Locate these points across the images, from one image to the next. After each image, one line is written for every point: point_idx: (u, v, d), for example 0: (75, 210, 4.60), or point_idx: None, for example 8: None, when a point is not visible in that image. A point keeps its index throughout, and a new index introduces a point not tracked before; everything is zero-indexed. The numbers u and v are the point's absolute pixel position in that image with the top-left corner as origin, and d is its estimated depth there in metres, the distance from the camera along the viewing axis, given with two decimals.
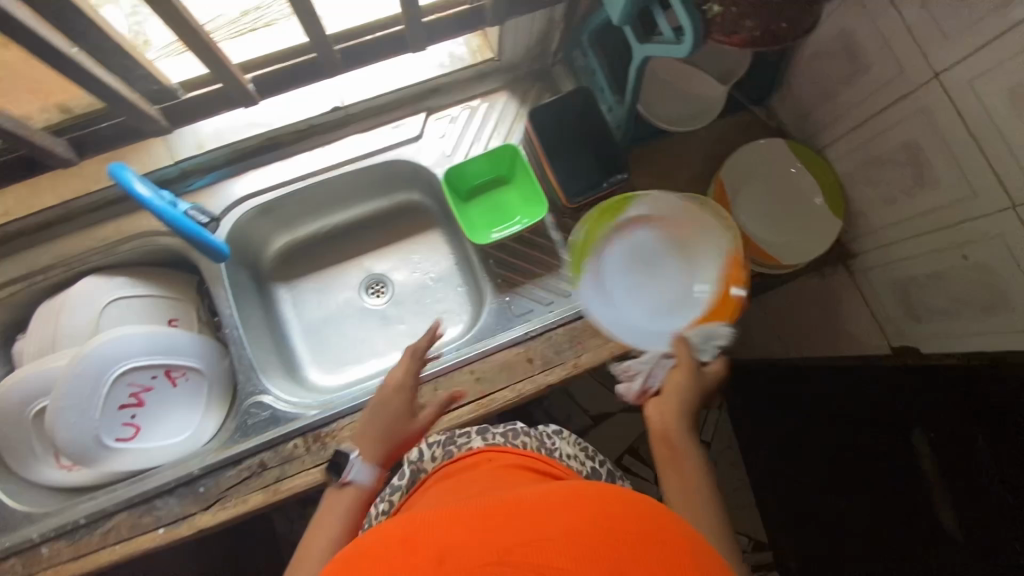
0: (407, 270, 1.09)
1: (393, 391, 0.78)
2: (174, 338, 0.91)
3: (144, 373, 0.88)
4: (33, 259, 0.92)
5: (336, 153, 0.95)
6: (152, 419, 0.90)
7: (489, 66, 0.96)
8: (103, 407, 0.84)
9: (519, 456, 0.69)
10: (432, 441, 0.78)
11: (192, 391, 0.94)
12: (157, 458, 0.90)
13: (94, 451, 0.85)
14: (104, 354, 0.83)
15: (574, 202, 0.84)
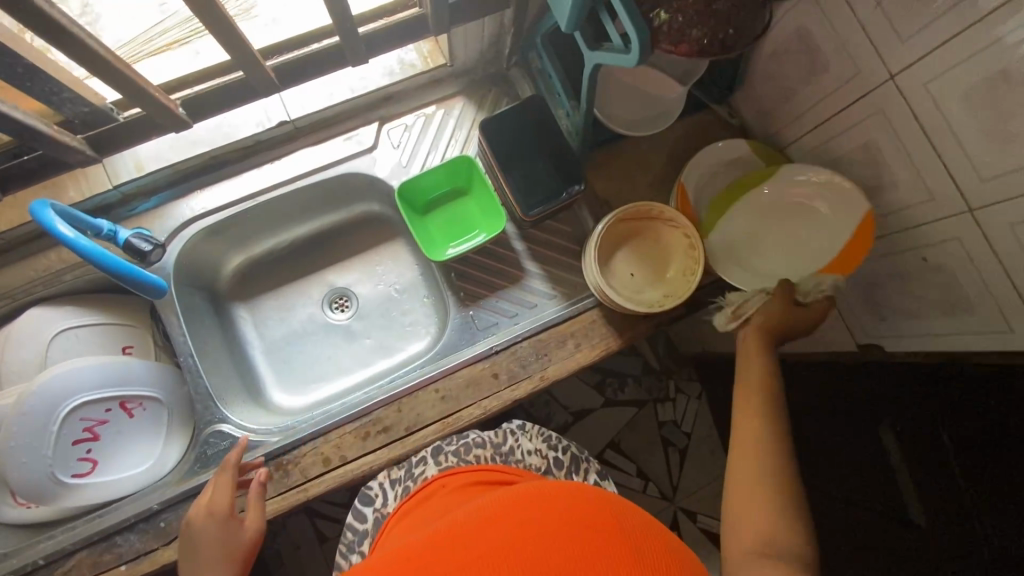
0: (370, 282, 1.07)
1: (205, 520, 0.69)
2: (127, 367, 0.88)
3: (97, 406, 0.85)
4: None
5: (286, 168, 0.91)
6: (110, 452, 0.87)
7: (442, 72, 0.92)
8: (55, 445, 0.81)
9: (473, 471, 0.73)
10: (392, 481, 0.79)
11: (151, 418, 0.91)
12: (118, 491, 0.88)
13: (49, 489, 0.82)
14: (52, 392, 0.79)
15: (531, 215, 0.81)
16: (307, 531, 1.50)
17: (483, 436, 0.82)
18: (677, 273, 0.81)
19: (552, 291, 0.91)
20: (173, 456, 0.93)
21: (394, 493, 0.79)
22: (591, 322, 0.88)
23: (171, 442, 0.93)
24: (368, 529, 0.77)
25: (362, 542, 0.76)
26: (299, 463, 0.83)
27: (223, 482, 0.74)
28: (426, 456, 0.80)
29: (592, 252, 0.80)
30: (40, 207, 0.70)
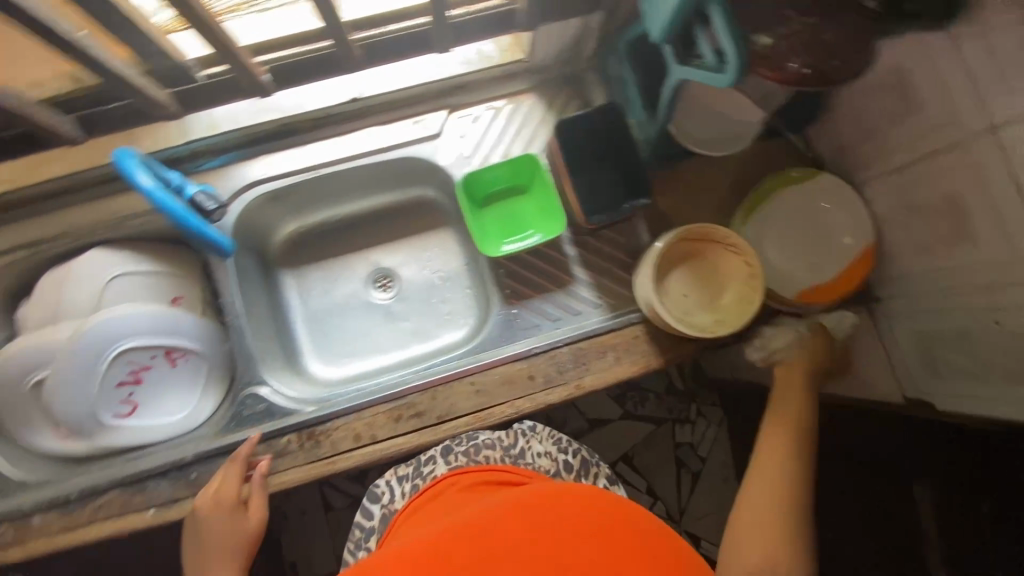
0: (414, 267, 1.07)
1: (212, 511, 0.76)
2: (175, 318, 0.90)
3: (143, 352, 0.87)
4: (40, 229, 0.90)
5: (350, 144, 0.91)
6: (149, 397, 0.90)
7: (518, 67, 0.92)
8: (101, 383, 0.84)
9: (475, 472, 0.74)
10: (401, 479, 0.82)
11: (191, 370, 0.93)
12: (154, 435, 0.90)
13: (93, 425, 0.85)
14: (104, 331, 0.83)
15: (591, 224, 0.77)
16: (315, 498, 1.55)
17: (492, 436, 0.83)
18: (733, 300, 0.79)
19: (597, 300, 0.91)
20: (206, 410, 0.95)
21: (402, 490, 0.81)
22: (633, 337, 0.88)
23: (206, 397, 0.95)
24: (375, 525, 0.80)
25: (370, 536, 0.79)
26: (330, 435, 0.84)
27: (233, 471, 0.80)
28: (434, 455, 0.82)
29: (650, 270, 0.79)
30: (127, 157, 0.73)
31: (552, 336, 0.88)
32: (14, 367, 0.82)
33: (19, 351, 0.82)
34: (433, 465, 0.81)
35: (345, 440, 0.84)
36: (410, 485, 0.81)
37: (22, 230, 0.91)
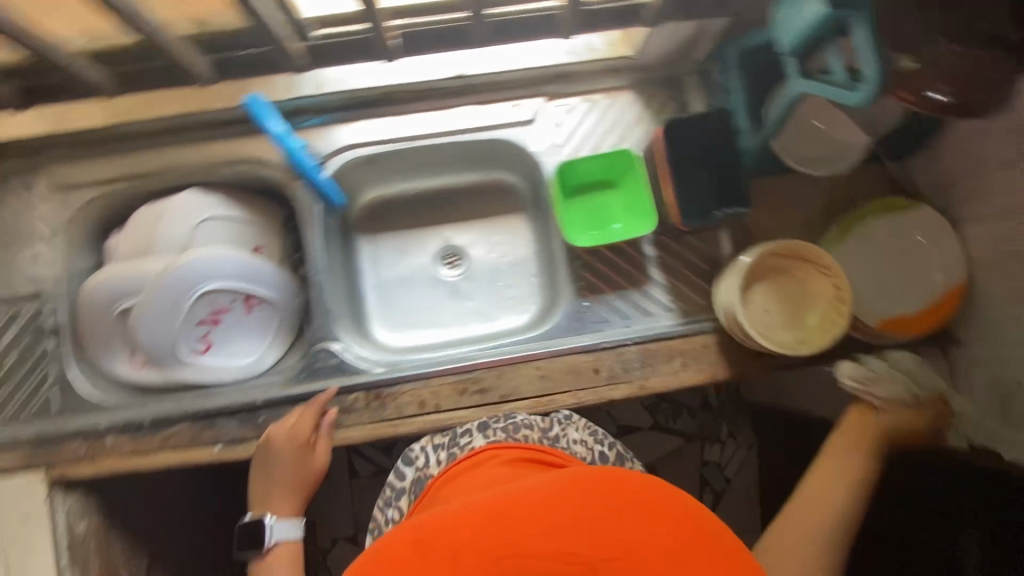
0: (484, 248, 1.08)
1: (285, 446, 0.81)
2: (258, 266, 0.92)
3: (226, 295, 0.90)
4: (139, 163, 0.91)
5: (446, 120, 0.93)
6: (223, 339, 0.92)
7: (621, 64, 0.92)
8: (184, 319, 0.87)
9: (517, 449, 0.72)
10: (436, 447, 0.81)
11: (264, 319, 0.96)
12: (224, 376, 0.93)
13: (170, 358, 0.88)
14: (194, 269, 0.85)
15: (685, 226, 0.78)
16: (342, 463, 1.59)
17: (530, 419, 0.82)
18: (816, 321, 0.79)
19: (670, 304, 0.91)
20: (271, 359, 0.97)
21: (435, 457, 0.80)
22: (702, 345, 0.88)
23: (274, 347, 0.98)
24: (407, 487, 0.79)
25: (400, 497, 0.78)
26: (396, 398, 0.86)
27: (306, 413, 0.84)
28: (470, 429, 0.81)
29: (738, 281, 0.79)
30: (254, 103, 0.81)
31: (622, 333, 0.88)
32: (105, 292, 0.85)
33: (111, 277, 0.85)
34: (470, 437, 0.79)
35: (409, 406, 0.85)
36: (444, 454, 0.80)
37: (118, 162, 0.91)
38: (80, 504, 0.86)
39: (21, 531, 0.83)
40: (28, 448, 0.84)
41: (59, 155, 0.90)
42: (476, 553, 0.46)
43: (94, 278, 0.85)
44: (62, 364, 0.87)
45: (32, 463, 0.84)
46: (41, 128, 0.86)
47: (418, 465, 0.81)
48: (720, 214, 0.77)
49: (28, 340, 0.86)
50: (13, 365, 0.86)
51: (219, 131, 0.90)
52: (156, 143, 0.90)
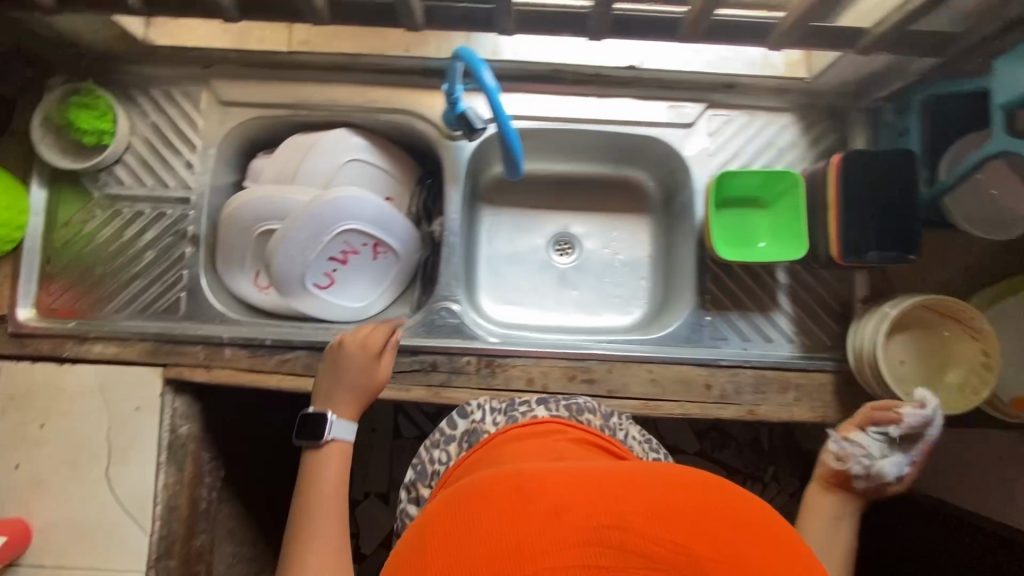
0: (600, 242, 1.07)
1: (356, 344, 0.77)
2: (393, 216, 0.93)
3: (359, 238, 0.92)
4: (300, 92, 0.91)
5: (606, 108, 0.92)
6: (345, 279, 0.94)
7: (793, 85, 0.90)
8: (319, 252, 0.89)
9: (581, 431, 0.69)
10: (495, 408, 0.80)
11: (384, 268, 0.97)
12: (337, 313, 0.95)
13: (297, 287, 0.90)
14: (339, 207, 0.87)
15: (845, 259, 0.77)
16: (387, 421, 1.60)
17: (592, 404, 0.80)
18: (954, 383, 0.78)
19: (793, 335, 0.90)
20: (379, 306, 1.00)
21: (492, 418, 0.78)
22: (819, 383, 0.87)
23: (385, 295, 1.00)
24: (457, 435, 0.77)
25: (449, 443, 0.77)
26: (507, 369, 0.87)
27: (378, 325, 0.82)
28: (532, 401, 0.79)
29: (882, 325, 0.78)
30: (471, 56, 0.68)
31: (741, 353, 0.87)
32: (252, 212, 0.87)
33: (260, 197, 0.87)
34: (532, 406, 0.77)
35: (519, 380, 0.86)
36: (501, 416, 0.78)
37: (280, 87, 0.91)
38: (186, 407, 0.89)
39: (133, 420, 0.86)
40: (149, 344, 0.87)
41: (227, 70, 0.91)
42: (580, 512, 0.41)
43: (241, 195, 0.87)
44: (195, 271, 0.90)
45: (153, 359, 0.87)
46: (222, 41, 0.88)
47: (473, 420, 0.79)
48: (876, 257, 0.76)
49: (168, 241, 0.90)
50: (152, 262, 0.90)
51: (384, 77, 0.91)
52: (322, 77, 0.91)
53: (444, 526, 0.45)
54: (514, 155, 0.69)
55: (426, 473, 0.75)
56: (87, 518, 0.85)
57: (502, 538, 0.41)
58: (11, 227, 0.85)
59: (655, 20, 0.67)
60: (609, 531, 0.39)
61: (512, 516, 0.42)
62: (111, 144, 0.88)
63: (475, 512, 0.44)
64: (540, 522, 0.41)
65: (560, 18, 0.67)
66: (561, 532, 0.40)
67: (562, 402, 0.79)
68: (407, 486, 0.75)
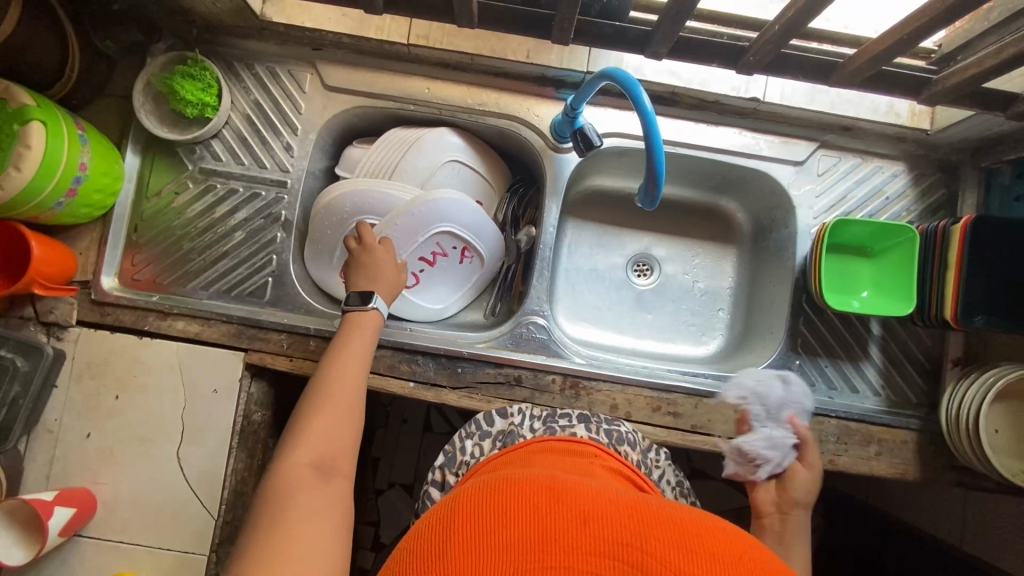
0: (680, 266, 1.05)
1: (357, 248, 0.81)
2: (485, 221, 0.90)
3: (450, 241, 0.89)
4: (409, 86, 0.89)
5: (717, 137, 0.90)
6: (430, 281, 0.91)
7: (912, 135, 0.88)
8: (411, 251, 0.87)
9: (618, 463, 0.66)
10: (534, 415, 0.79)
11: (467, 272, 0.94)
12: (417, 313, 0.93)
13: None
14: (436, 209, 0.84)
15: (964, 324, 0.75)
16: (420, 414, 1.49)
17: (633, 436, 0.79)
18: None
19: (880, 388, 0.88)
20: (455, 309, 0.97)
21: (529, 423, 0.77)
22: (902, 441, 0.86)
23: (463, 298, 0.97)
24: (493, 433, 0.77)
25: (483, 439, 0.76)
26: (591, 393, 0.85)
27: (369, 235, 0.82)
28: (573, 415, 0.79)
29: (988, 393, 0.77)
30: (627, 78, 0.67)
31: (829, 402, 0.86)
32: (351, 204, 0.85)
33: (361, 190, 0.84)
34: (573, 423, 0.76)
35: (604, 404, 0.85)
36: (538, 424, 0.78)
37: (390, 78, 0.89)
38: (260, 393, 0.87)
39: (210, 402, 0.84)
40: (233, 327, 0.85)
41: (336, 55, 0.88)
42: (608, 525, 0.41)
43: (341, 185, 0.85)
44: (282, 257, 0.88)
45: (235, 342, 0.85)
46: (337, 25, 0.84)
47: (510, 422, 0.79)
48: (993, 323, 0.75)
49: (259, 224, 0.88)
50: (241, 242, 0.88)
51: (496, 80, 0.89)
52: (433, 73, 0.89)
53: (469, 503, 0.45)
54: (658, 182, 0.70)
55: (455, 462, 0.74)
56: (150, 496, 0.83)
57: (525, 523, 0.41)
58: (106, 193, 0.82)
59: (813, 63, 0.67)
60: (631, 550, 0.39)
61: (539, 508, 0.42)
62: (212, 119, 0.86)
63: (504, 503, 0.43)
64: (563, 522, 0.41)
65: (715, 47, 0.66)
66: (583, 536, 0.40)
67: (602, 424, 0.79)
68: (435, 469, 0.74)
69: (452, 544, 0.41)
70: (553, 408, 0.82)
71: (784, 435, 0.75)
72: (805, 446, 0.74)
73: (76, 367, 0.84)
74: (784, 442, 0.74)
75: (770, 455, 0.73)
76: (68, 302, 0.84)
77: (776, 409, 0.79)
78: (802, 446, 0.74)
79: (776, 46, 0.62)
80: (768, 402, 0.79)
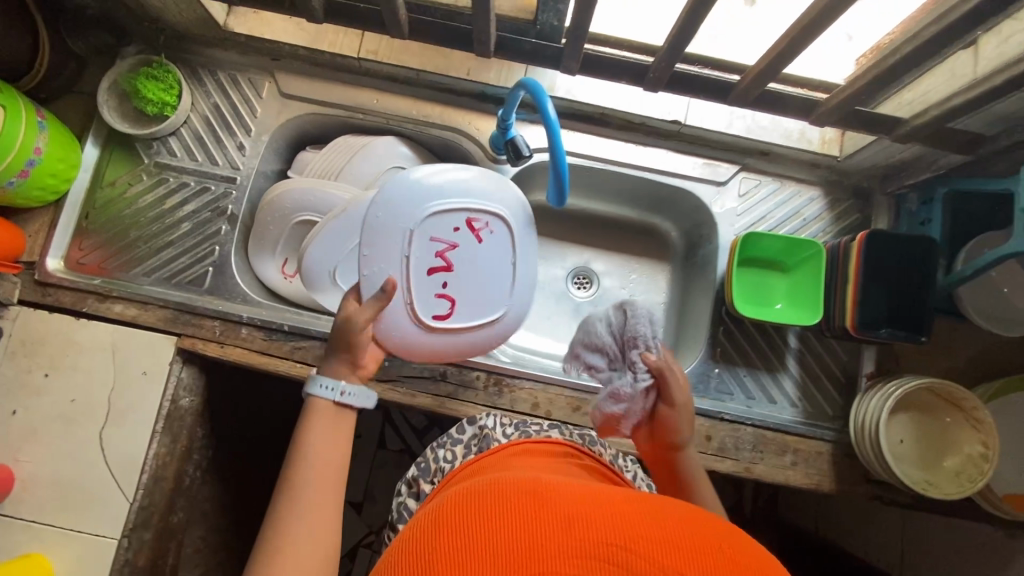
0: (617, 280, 1.10)
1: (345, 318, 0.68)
2: (467, 179, 0.77)
3: (445, 224, 0.75)
4: (357, 97, 0.95)
5: (645, 156, 0.96)
6: (461, 288, 0.77)
7: (825, 161, 0.95)
8: (412, 268, 0.74)
9: (592, 460, 0.70)
10: (505, 421, 0.80)
11: (498, 243, 0.78)
12: (479, 331, 0.80)
13: (418, 325, 0.76)
14: (400, 199, 0.72)
15: (860, 331, 0.79)
16: (373, 430, 1.48)
17: (603, 440, 0.83)
18: (952, 467, 0.78)
19: (796, 400, 0.91)
20: (513, 315, 0.82)
21: (502, 428, 0.79)
22: (817, 451, 0.88)
23: (522, 296, 0.81)
24: (465, 438, 0.79)
25: (455, 445, 0.78)
26: (514, 391, 0.88)
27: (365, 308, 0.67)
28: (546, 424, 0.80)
29: (886, 404, 0.78)
30: (537, 87, 0.73)
31: (746, 411, 0.89)
32: (293, 201, 0.89)
33: (300, 188, 0.88)
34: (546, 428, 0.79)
35: (526, 401, 0.87)
36: (511, 430, 0.80)
37: (340, 89, 0.95)
38: (190, 379, 0.89)
39: (139, 384, 0.85)
40: (169, 312, 0.88)
41: (293, 66, 0.95)
42: (596, 524, 0.38)
43: (283, 183, 0.90)
44: (225, 248, 0.92)
45: (169, 327, 0.87)
46: (294, 38, 0.92)
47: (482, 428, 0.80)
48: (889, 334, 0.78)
49: (205, 217, 0.93)
50: (186, 233, 0.92)
51: (440, 94, 0.96)
52: (381, 86, 0.96)
53: (451, 508, 0.43)
54: (563, 184, 0.73)
55: (429, 470, 0.75)
56: (68, 476, 0.83)
57: (513, 527, 0.38)
58: (60, 178, 0.87)
59: (709, 83, 0.73)
60: (620, 550, 0.36)
61: (520, 509, 0.40)
62: (171, 116, 0.91)
63: (486, 506, 0.41)
64: (547, 522, 0.38)
65: (620, 66, 0.73)
66: (567, 537, 0.37)
67: (574, 430, 0.82)
68: (410, 479, 0.75)
69: (431, 556, 0.38)
70: (509, 409, 0.87)
71: (637, 379, 0.68)
72: (665, 384, 0.67)
73: (10, 345, 0.85)
74: (635, 387, 0.67)
75: (621, 410, 0.68)
76: (11, 281, 0.87)
77: (624, 348, 0.69)
78: (661, 383, 0.67)
79: (671, 65, 0.69)
80: (608, 331, 0.71)
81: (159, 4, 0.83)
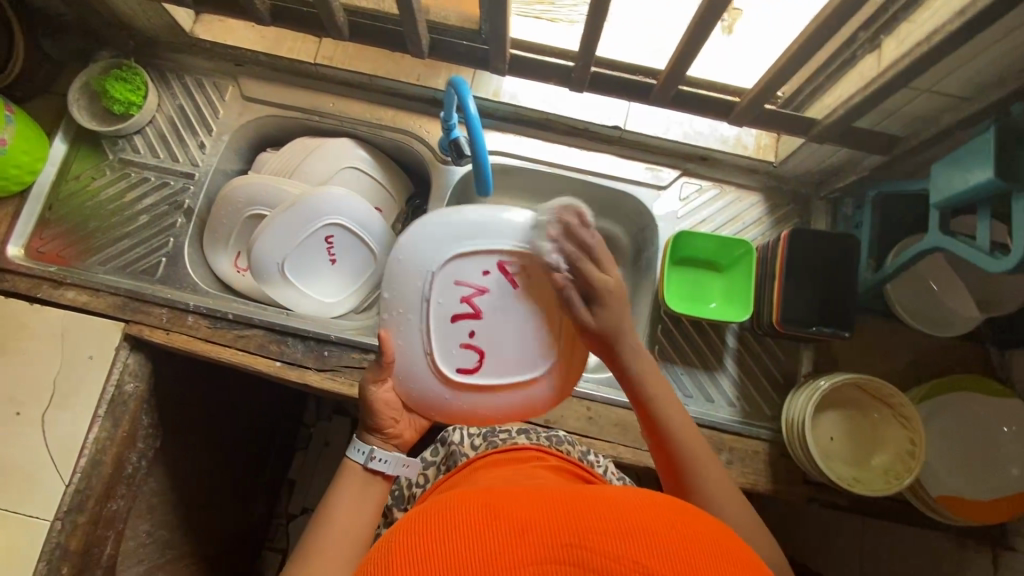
0: None
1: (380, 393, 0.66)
2: (494, 214, 0.64)
3: (473, 266, 0.63)
4: (313, 100, 1.00)
5: (586, 160, 0.99)
6: (491, 340, 0.64)
7: (762, 166, 0.97)
8: (434, 317, 0.64)
9: (558, 460, 0.69)
10: (472, 432, 0.81)
11: (540, 290, 0.63)
12: (514, 391, 0.66)
13: (438, 382, 0.65)
14: (422, 242, 0.64)
15: (783, 326, 0.80)
16: None
17: (569, 436, 0.85)
18: (881, 466, 0.78)
19: (734, 400, 0.91)
20: (564, 367, 0.67)
21: (470, 441, 0.80)
22: (753, 450, 0.87)
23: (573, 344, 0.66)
24: (438, 461, 0.81)
25: (428, 467, 0.81)
26: None
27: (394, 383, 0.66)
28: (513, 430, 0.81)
29: (812, 403, 0.79)
30: (462, 83, 0.76)
31: None
32: (245, 195, 0.93)
33: (251, 184, 0.92)
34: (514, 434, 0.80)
35: None
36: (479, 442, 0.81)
37: (299, 93, 1.01)
38: (137, 365, 0.91)
39: (86, 368, 0.88)
40: (120, 299, 0.91)
41: (254, 71, 1.01)
42: (545, 526, 0.38)
43: (235, 180, 0.93)
44: (178, 240, 0.96)
45: (119, 313, 0.90)
46: (255, 45, 0.98)
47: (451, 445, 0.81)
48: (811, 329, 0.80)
49: (162, 210, 0.97)
50: (143, 225, 0.96)
51: (392, 99, 1.01)
52: (337, 90, 1.01)
53: (399, 531, 0.41)
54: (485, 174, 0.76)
55: (402, 497, 0.79)
56: (9, 456, 0.85)
57: (463, 536, 0.38)
58: (25, 170, 0.91)
59: (627, 84, 0.77)
60: (577, 551, 0.36)
61: (467, 517, 0.39)
62: (135, 116, 0.96)
63: (431, 519, 0.40)
64: (496, 531, 0.38)
65: (541, 67, 0.77)
66: (518, 542, 0.37)
67: (541, 432, 0.84)
68: (386, 509, 0.79)
69: None
70: None
71: None
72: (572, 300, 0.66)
73: None
74: None
75: None
76: None
77: None
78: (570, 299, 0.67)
79: (589, 65, 0.73)
80: None
81: (127, 9, 0.90)
